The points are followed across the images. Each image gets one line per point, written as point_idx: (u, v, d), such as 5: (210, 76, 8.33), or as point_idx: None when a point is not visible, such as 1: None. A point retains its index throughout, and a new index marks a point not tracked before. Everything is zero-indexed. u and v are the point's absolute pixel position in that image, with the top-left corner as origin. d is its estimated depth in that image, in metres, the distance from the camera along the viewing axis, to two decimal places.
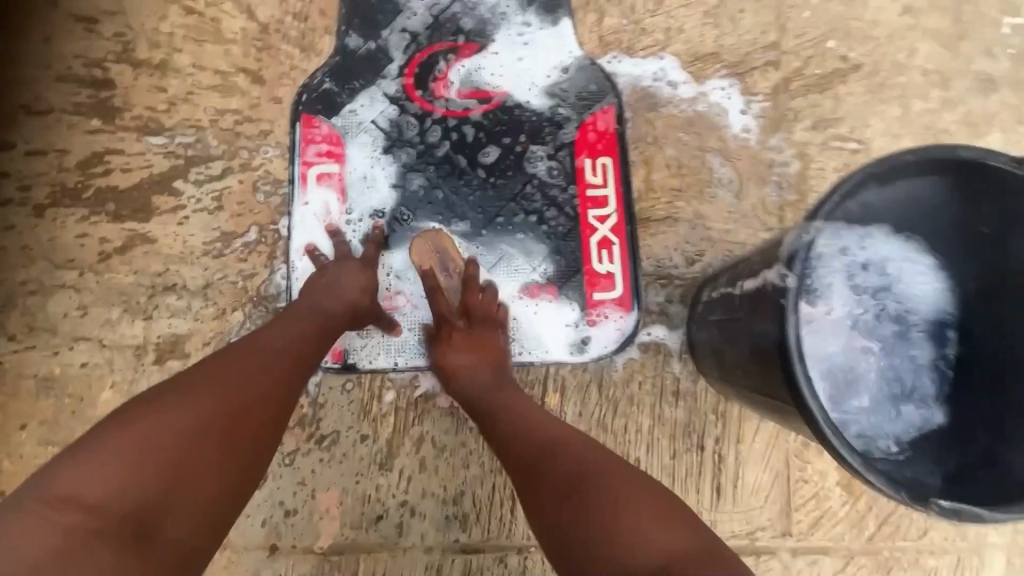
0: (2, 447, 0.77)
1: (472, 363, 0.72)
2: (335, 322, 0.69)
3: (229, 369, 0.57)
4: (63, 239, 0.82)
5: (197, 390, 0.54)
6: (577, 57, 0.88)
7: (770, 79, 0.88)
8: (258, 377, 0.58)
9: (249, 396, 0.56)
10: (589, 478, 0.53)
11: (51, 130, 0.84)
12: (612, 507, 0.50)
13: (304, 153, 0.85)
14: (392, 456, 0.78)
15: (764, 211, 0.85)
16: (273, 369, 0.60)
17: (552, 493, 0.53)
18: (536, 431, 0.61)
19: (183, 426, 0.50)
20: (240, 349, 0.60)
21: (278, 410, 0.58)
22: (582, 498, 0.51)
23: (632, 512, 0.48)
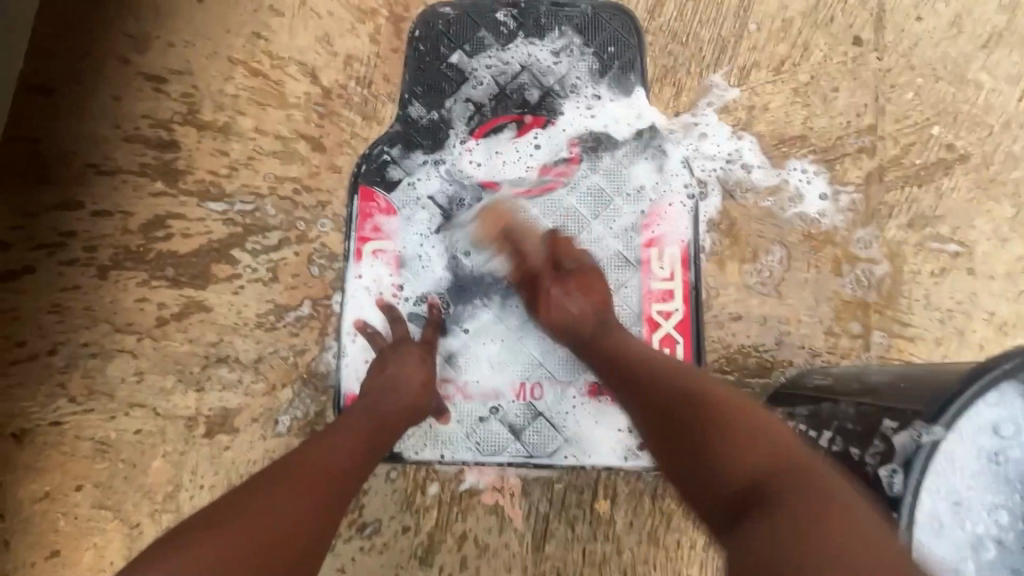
0: (59, 507, 0.79)
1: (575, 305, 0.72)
2: (375, 432, 0.67)
3: (246, 504, 0.54)
4: (123, 303, 0.83)
5: (205, 535, 0.51)
6: (648, 137, 0.83)
7: (863, 167, 0.81)
8: (277, 507, 0.54)
9: (263, 532, 0.52)
10: (730, 423, 0.52)
11: (117, 191, 0.85)
12: (742, 454, 0.49)
13: (360, 227, 0.83)
14: (433, 551, 0.76)
15: (846, 315, 0.78)
16: (297, 493, 0.56)
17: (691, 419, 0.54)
18: (678, 373, 0.60)
19: (190, 567, 0.48)
20: (263, 477, 0.58)
21: (302, 545, 0.53)
22: (709, 432, 0.52)
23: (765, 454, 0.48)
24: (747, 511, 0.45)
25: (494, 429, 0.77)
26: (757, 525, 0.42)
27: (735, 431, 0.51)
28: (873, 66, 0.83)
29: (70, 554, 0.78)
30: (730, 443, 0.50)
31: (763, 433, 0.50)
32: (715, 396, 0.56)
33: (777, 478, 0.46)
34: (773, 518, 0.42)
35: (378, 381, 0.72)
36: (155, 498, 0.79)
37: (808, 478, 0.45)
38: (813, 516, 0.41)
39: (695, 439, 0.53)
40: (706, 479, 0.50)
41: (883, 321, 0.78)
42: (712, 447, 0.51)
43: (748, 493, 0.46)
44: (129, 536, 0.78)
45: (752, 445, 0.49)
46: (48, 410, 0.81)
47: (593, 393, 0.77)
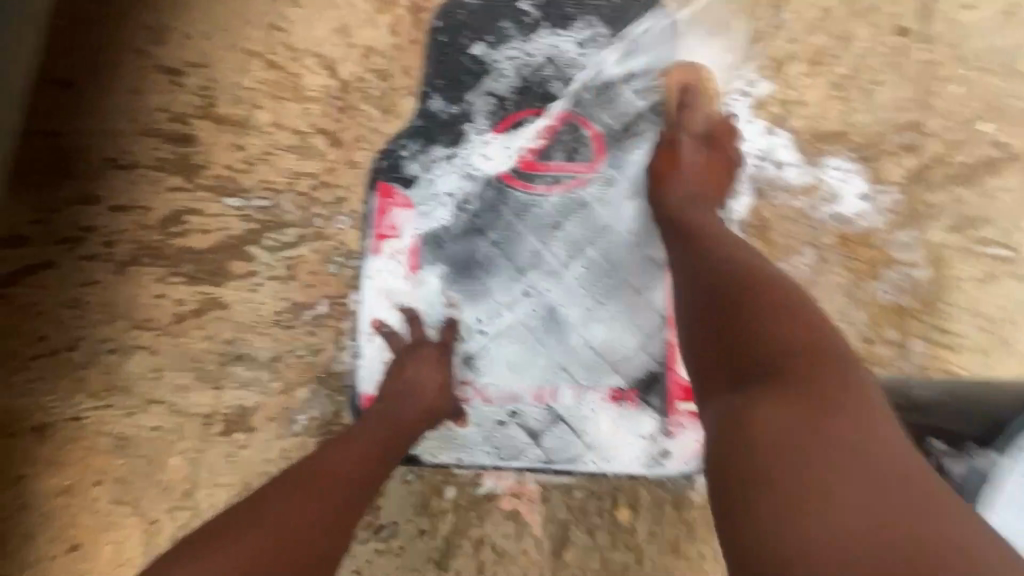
0: (79, 501, 0.79)
1: (693, 193, 0.72)
2: (382, 446, 0.65)
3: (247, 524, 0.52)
4: (141, 299, 0.82)
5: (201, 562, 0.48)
6: None
7: (904, 165, 0.77)
8: (278, 530, 0.51)
9: (263, 558, 0.49)
10: (774, 310, 0.52)
11: (135, 185, 0.84)
12: (781, 335, 0.49)
13: (378, 224, 0.81)
14: (449, 555, 0.74)
15: (884, 321, 0.75)
16: (300, 513, 0.54)
17: (729, 291, 0.55)
18: (721, 256, 0.61)
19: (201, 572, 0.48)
20: (261, 494, 0.56)
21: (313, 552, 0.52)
22: (746, 305, 0.53)
23: (800, 338, 0.49)
24: (767, 388, 0.47)
25: (513, 433, 0.75)
26: (772, 410, 0.45)
27: (771, 313, 0.52)
28: (919, 58, 0.78)
29: (90, 548, 0.79)
30: (774, 330, 0.50)
31: (807, 320, 0.51)
32: (759, 279, 0.56)
33: (810, 367, 0.47)
34: (787, 410, 0.44)
35: (391, 390, 0.70)
36: (172, 495, 0.79)
37: (839, 375, 0.47)
38: (834, 435, 0.42)
39: (735, 314, 0.53)
40: (733, 348, 0.51)
41: (923, 329, 0.74)
42: (752, 329, 0.51)
43: (770, 372, 0.48)
44: (147, 533, 0.78)
45: (787, 324, 0.50)
46: (68, 405, 0.81)
47: (615, 398, 0.75)
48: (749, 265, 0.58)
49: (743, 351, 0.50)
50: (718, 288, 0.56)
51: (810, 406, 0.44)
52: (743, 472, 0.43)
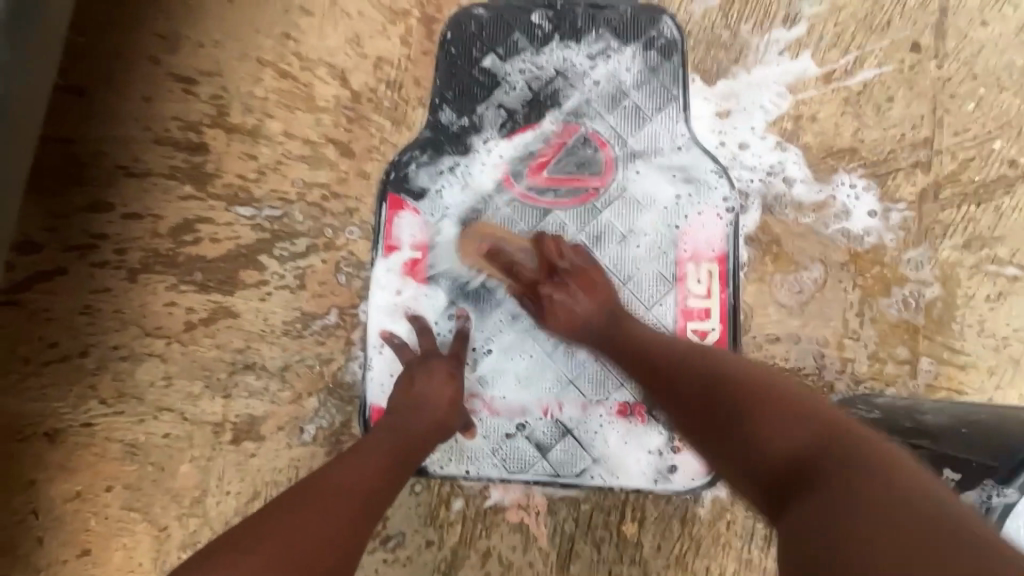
0: (90, 507, 0.80)
1: (577, 303, 0.72)
2: (391, 462, 0.64)
3: (254, 544, 0.52)
4: (152, 306, 0.83)
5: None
6: (686, 148, 0.79)
7: (916, 183, 0.76)
8: (284, 553, 0.51)
9: None
10: (769, 404, 0.51)
11: (147, 193, 0.84)
12: (780, 428, 0.48)
13: (388, 235, 0.81)
14: (456, 566, 0.75)
15: (894, 340, 0.74)
16: (310, 532, 0.53)
17: (721, 393, 0.54)
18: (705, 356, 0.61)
19: None
20: (270, 512, 0.56)
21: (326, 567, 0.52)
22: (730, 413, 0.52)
23: (795, 422, 0.48)
24: (796, 489, 0.44)
25: (521, 446, 0.76)
26: (810, 502, 0.41)
27: (759, 406, 0.51)
28: (932, 75, 0.78)
29: (99, 554, 0.80)
30: (770, 423, 0.49)
31: (798, 404, 0.50)
32: (740, 373, 0.56)
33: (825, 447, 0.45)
34: (825, 492, 0.41)
35: (400, 405, 0.70)
36: (182, 502, 0.79)
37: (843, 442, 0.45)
38: (879, 495, 0.38)
39: (742, 413, 0.52)
40: (747, 456, 0.49)
41: (933, 347, 0.74)
42: (748, 429, 0.50)
43: (794, 467, 0.45)
44: (158, 539, 0.79)
45: (771, 420, 0.49)
46: (79, 411, 0.82)
47: (623, 413, 0.75)
48: (730, 361, 0.58)
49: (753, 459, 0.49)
50: (705, 393, 0.56)
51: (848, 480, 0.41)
52: (807, 552, 0.38)
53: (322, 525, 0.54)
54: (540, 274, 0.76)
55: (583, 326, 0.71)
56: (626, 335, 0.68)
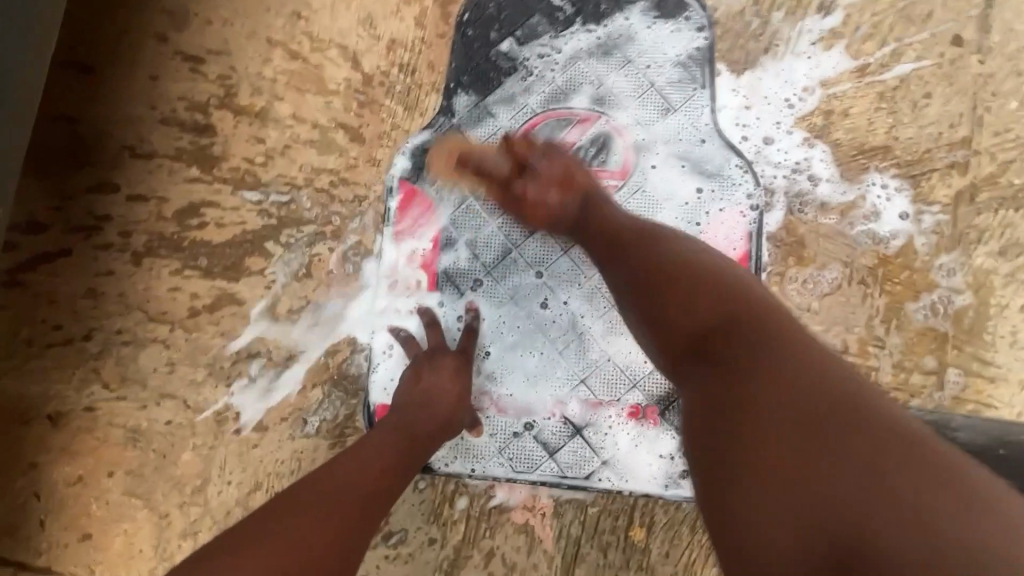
0: (92, 491, 0.80)
1: (550, 197, 0.69)
2: (398, 462, 0.62)
3: (258, 546, 0.50)
4: (156, 291, 0.81)
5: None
6: (709, 141, 0.76)
7: (951, 185, 0.73)
8: (292, 549, 0.50)
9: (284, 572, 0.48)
10: (681, 282, 0.52)
11: (153, 175, 0.83)
12: (695, 312, 0.50)
13: (397, 225, 0.79)
14: (459, 565, 0.73)
15: (921, 349, 0.71)
16: (317, 526, 0.52)
17: (647, 273, 0.56)
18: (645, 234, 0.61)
19: None
20: (274, 510, 0.53)
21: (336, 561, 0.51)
22: (662, 285, 0.53)
23: (707, 300, 0.49)
24: (715, 369, 0.45)
25: (528, 446, 0.74)
26: (712, 396, 0.44)
27: (680, 282, 0.52)
28: (974, 70, 0.74)
29: (100, 539, 0.79)
30: (688, 309, 0.50)
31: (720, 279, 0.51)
32: (662, 253, 0.57)
33: (738, 328, 0.46)
34: (733, 387, 0.43)
35: (410, 399, 0.68)
36: (183, 491, 0.78)
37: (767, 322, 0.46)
38: (779, 380, 0.40)
39: (660, 292, 0.53)
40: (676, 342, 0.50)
41: (961, 358, 0.71)
42: (673, 317, 0.51)
43: (707, 350, 0.47)
44: (158, 526, 0.78)
45: (694, 297, 0.50)
46: (83, 395, 0.81)
47: (635, 415, 0.73)
48: (662, 245, 0.58)
49: (677, 339, 0.50)
50: (636, 281, 0.56)
51: (763, 371, 0.42)
52: (712, 456, 0.42)
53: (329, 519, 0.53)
54: (506, 171, 0.72)
55: (558, 220, 0.69)
56: (596, 211, 0.67)
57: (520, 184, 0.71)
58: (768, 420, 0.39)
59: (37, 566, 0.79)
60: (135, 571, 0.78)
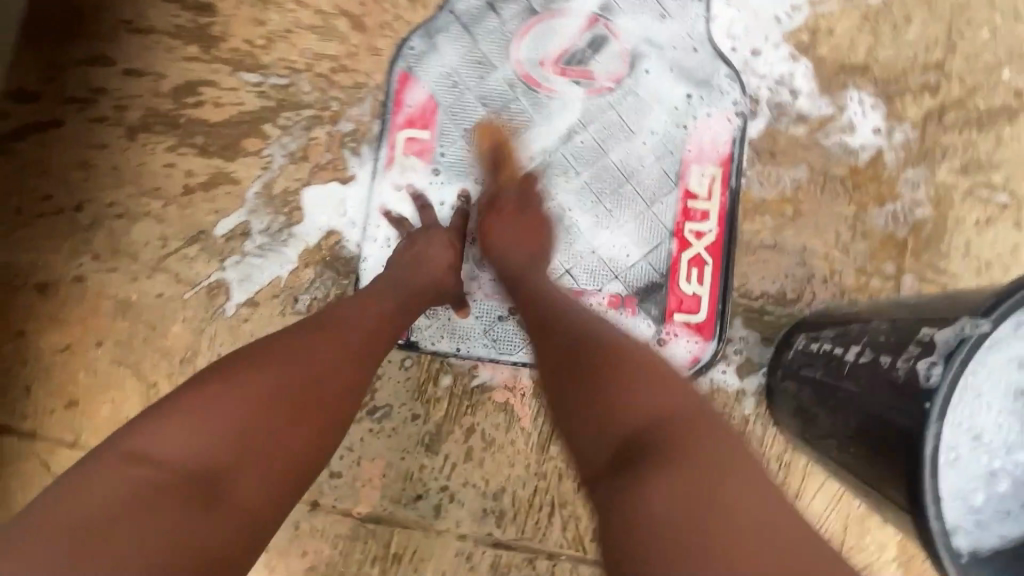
0: (79, 360, 0.81)
1: (513, 240, 0.70)
2: (393, 313, 0.65)
3: (276, 361, 0.52)
4: (151, 167, 0.82)
5: (240, 392, 0.49)
6: (701, 50, 0.79)
7: (922, 105, 0.77)
8: (325, 342, 0.56)
9: (325, 355, 0.55)
10: (628, 370, 0.49)
11: (150, 51, 0.82)
12: (629, 404, 0.47)
13: (396, 114, 0.80)
14: (440, 440, 0.77)
15: (883, 256, 0.76)
16: (342, 333, 0.58)
17: (572, 357, 0.53)
18: (579, 317, 0.58)
19: (270, 365, 0.52)
20: (293, 332, 0.56)
21: (364, 356, 0.58)
22: (587, 365, 0.51)
23: (628, 392, 0.48)
24: (635, 477, 0.43)
25: (513, 329, 0.78)
26: (653, 504, 0.41)
27: (596, 373, 0.50)
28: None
29: (85, 407, 0.80)
30: (638, 394, 0.48)
31: (638, 370, 0.50)
32: (588, 332, 0.55)
33: (657, 434, 0.45)
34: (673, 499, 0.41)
35: (407, 262, 0.71)
36: (172, 360, 0.80)
37: (679, 423, 0.46)
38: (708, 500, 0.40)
39: (586, 380, 0.50)
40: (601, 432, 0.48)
41: (918, 266, 0.76)
42: (618, 399, 0.48)
43: (638, 451, 0.45)
44: (146, 395, 0.80)
45: (616, 388, 0.49)
46: (72, 265, 0.81)
47: (615, 304, 0.77)
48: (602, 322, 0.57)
49: (598, 437, 0.47)
50: (565, 363, 0.53)
51: (686, 486, 0.41)
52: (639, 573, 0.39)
53: (355, 326, 0.60)
54: (512, 189, 0.74)
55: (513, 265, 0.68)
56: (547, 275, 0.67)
57: (496, 221, 0.71)
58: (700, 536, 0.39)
59: (21, 430, 0.80)
60: None
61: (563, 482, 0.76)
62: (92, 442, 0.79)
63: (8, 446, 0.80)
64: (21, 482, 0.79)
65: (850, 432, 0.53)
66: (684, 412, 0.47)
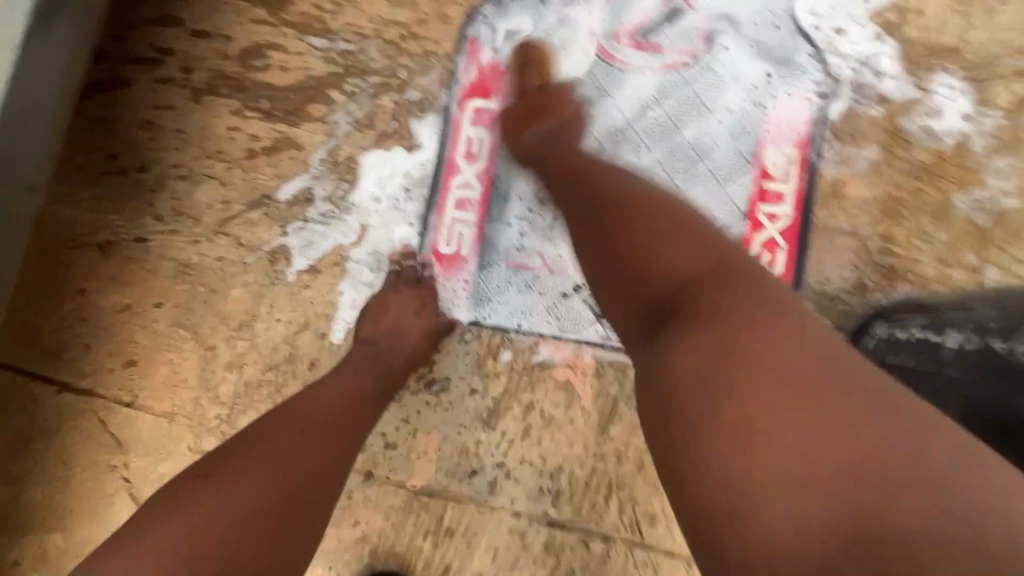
0: (137, 320, 0.80)
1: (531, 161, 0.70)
2: (366, 394, 0.64)
3: (248, 471, 0.51)
4: (215, 130, 0.81)
5: (212, 514, 0.48)
6: (782, 27, 0.76)
7: (1015, 92, 0.74)
8: (296, 440, 0.54)
9: (298, 454, 0.53)
10: (662, 232, 0.52)
11: (219, 13, 0.82)
12: (667, 253, 0.50)
13: (464, 84, 0.79)
14: (497, 416, 0.76)
15: (966, 246, 0.73)
16: (313, 423, 0.57)
17: (604, 222, 0.56)
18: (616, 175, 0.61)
19: (242, 475, 0.51)
20: (265, 431, 0.55)
21: (337, 449, 0.56)
22: (616, 230, 0.54)
23: (660, 247, 0.51)
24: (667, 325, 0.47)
25: (577, 306, 0.76)
26: (693, 344, 0.44)
27: (632, 232, 0.53)
28: None
29: (142, 369, 0.80)
30: (663, 254, 0.50)
31: (662, 227, 0.52)
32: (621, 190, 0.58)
33: (689, 287, 0.48)
34: (713, 344, 0.43)
35: (379, 331, 0.71)
36: (231, 324, 0.79)
37: (717, 271, 0.48)
38: (743, 348, 0.42)
39: (619, 240, 0.53)
40: (634, 287, 0.51)
41: (1004, 258, 0.72)
42: (644, 261, 0.51)
43: (674, 300, 0.48)
44: (204, 358, 0.79)
45: (645, 245, 0.51)
46: (134, 226, 0.81)
47: None
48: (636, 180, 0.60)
49: (638, 280, 0.50)
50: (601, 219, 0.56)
51: (722, 336, 0.43)
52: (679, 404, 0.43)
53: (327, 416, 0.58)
54: (518, 116, 0.73)
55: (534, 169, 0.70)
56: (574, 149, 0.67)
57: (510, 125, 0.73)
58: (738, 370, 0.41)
59: (79, 388, 0.80)
60: (178, 399, 0.79)
61: (622, 465, 0.75)
62: (149, 402, 0.79)
63: (66, 403, 0.80)
64: (79, 439, 0.79)
65: None
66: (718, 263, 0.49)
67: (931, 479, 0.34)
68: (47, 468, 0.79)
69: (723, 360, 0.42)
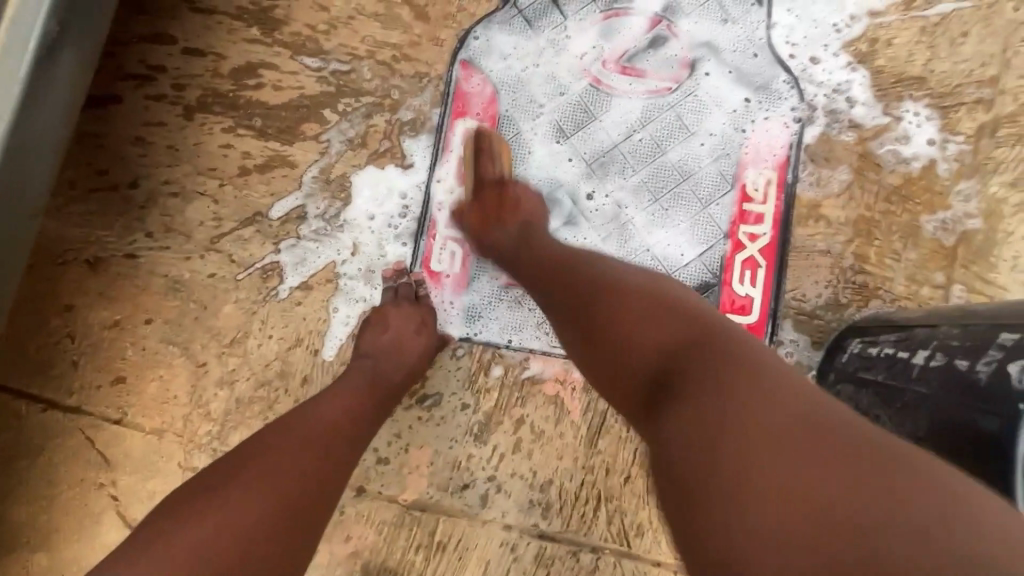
0: (127, 336, 0.80)
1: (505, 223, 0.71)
2: (360, 407, 0.64)
3: (244, 484, 0.51)
4: (208, 147, 0.82)
5: (208, 529, 0.48)
6: (761, 55, 0.80)
7: (977, 119, 0.79)
8: (292, 454, 0.55)
9: (294, 468, 0.54)
10: (634, 299, 0.53)
11: (211, 31, 0.83)
12: (645, 329, 0.50)
13: (455, 105, 0.81)
14: (488, 430, 0.78)
15: (933, 265, 0.77)
16: (308, 436, 0.57)
17: (581, 292, 0.57)
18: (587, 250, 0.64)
19: (238, 489, 0.51)
20: (260, 446, 0.55)
21: (332, 461, 0.57)
22: (591, 297, 0.55)
23: (639, 322, 0.51)
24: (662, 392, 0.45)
25: None
26: (683, 411, 0.42)
27: (607, 303, 0.54)
28: (1009, 16, 0.80)
29: (131, 385, 0.79)
30: (638, 329, 0.50)
31: (633, 295, 0.53)
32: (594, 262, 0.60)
33: (672, 353, 0.47)
34: (698, 410, 0.41)
35: (379, 345, 0.72)
36: (222, 340, 0.80)
37: (693, 332, 0.48)
38: (729, 397, 0.41)
39: (593, 319, 0.54)
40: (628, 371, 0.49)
41: (968, 276, 0.76)
42: (621, 335, 0.51)
43: (663, 378, 0.46)
44: (195, 374, 0.79)
45: (624, 315, 0.52)
46: (124, 242, 0.81)
47: None
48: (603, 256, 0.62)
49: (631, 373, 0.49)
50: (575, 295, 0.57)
51: (706, 397, 0.42)
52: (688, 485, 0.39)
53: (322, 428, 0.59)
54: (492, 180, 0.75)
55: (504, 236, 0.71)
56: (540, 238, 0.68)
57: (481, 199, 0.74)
58: (726, 420, 0.39)
59: (66, 406, 0.79)
60: (168, 416, 0.79)
61: (610, 477, 0.77)
62: (139, 418, 0.79)
63: (52, 420, 0.79)
64: (65, 456, 0.78)
65: (920, 433, 0.54)
66: (692, 323, 0.49)
67: (877, 504, 0.32)
68: (31, 487, 0.78)
69: (708, 418, 0.40)
